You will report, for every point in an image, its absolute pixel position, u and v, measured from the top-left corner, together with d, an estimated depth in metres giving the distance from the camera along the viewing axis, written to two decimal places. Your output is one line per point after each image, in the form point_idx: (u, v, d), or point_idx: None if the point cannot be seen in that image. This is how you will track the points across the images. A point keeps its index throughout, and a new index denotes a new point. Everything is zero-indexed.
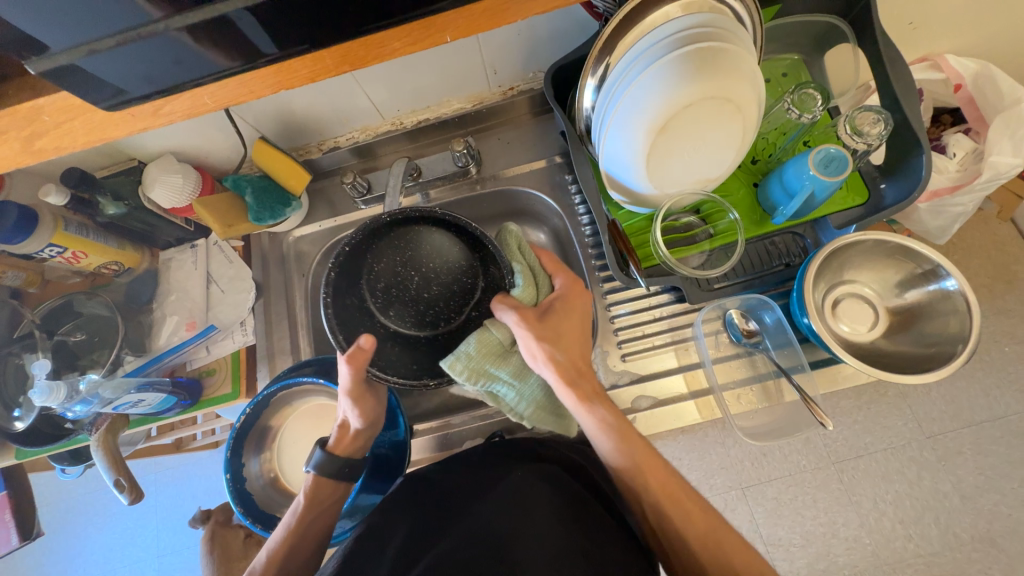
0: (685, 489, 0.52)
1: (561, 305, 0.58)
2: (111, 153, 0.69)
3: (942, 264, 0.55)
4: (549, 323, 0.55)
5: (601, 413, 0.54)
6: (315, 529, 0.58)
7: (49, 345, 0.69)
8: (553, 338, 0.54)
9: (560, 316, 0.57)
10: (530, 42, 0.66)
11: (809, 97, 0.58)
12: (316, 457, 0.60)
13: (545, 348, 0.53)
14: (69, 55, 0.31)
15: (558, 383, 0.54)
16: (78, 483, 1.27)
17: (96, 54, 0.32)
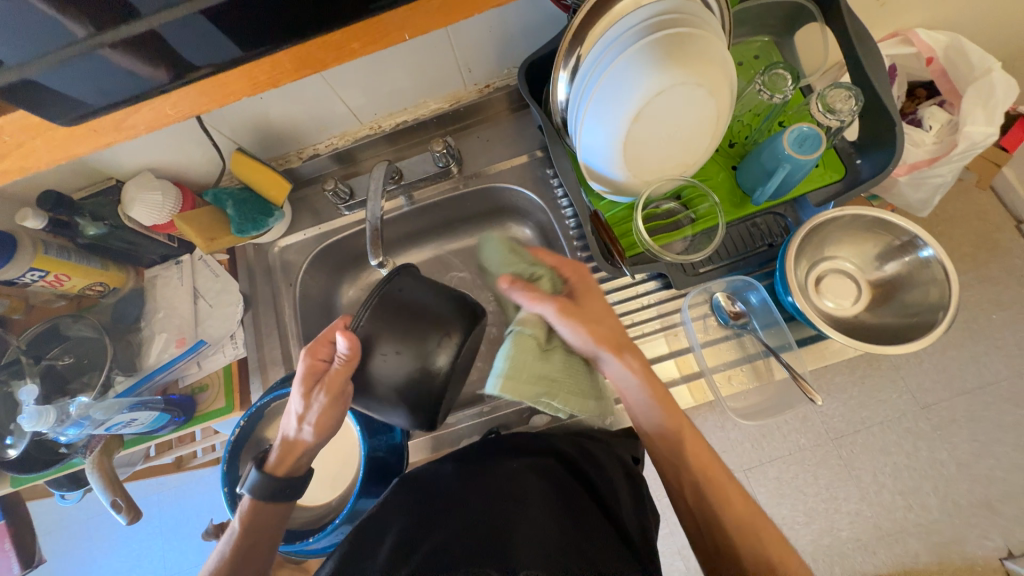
0: (716, 463, 0.54)
1: (591, 288, 0.57)
2: (88, 173, 0.68)
3: (919, 235, 0.56)
4: (592, 308, 0.55)
5: (651, 386, 0.54)
6: (252, 551, 0.55)
7: (37, 370, 0.68)
8: (599, 320, 0.54)
9: (595, 300, 0.56)
10: (502, 38, 0.66)
11: (779, 78, 0.58)
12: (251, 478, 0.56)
13: (593, 331, 0.52)
14: (24, 69, 0.31)
15: (619, 363, 0.54)
16: (78, 509, 1.26)
17: (56, 68, 0.32)
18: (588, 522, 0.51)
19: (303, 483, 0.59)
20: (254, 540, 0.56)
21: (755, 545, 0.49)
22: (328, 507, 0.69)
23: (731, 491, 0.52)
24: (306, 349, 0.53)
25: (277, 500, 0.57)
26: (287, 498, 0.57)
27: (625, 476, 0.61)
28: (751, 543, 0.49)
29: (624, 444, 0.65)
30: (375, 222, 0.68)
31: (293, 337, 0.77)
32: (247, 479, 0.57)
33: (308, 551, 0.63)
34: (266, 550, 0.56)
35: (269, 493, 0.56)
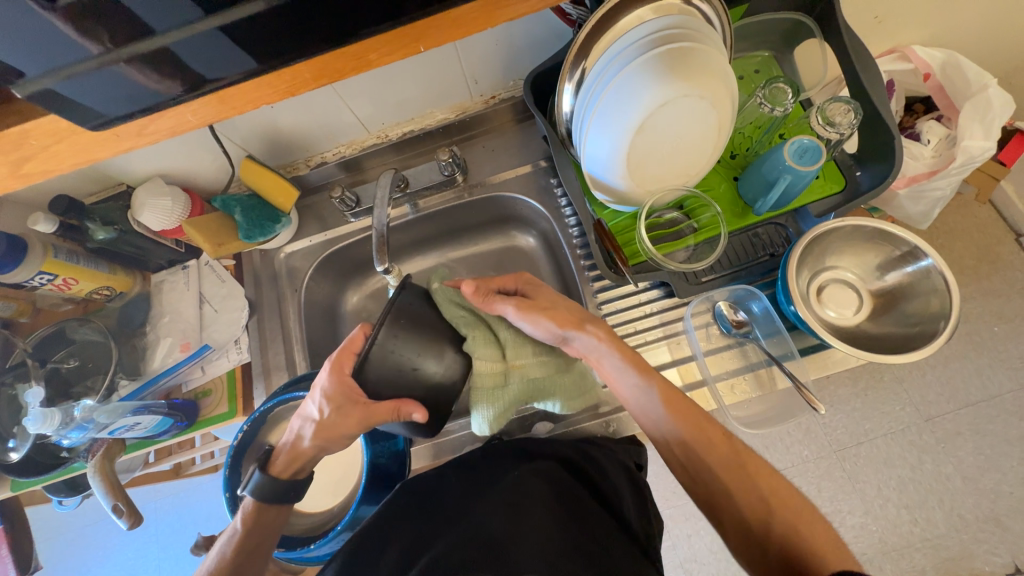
0: (696, 407, 0.54)
1: (541, 286, 0.60)
2: (100, 178, 0.70)
3: (919, 245, 0.57)
4: (547, 297, 0.58)
5: (623, 349, 0.55)
6: (252, 554, 0.55)
7: (42, 373, 0.69)
8: (557, 303, 0.57)
9: (547, 292, 0.59)
10: (508, 51, 0.67)
11: (780, 91, 0.60)
12: (254, 479, 0.56)
13: (548, 315, 0.55)
14: (42, 82, 0.32)
15: (589, 336, 0.55)
16: (75, 516, 1.25)
17: (70, 79, 0.33)
18: (594, 525, 0.51)
19: (305, 485, 0.59)
20: (254, 542, 0.55)
21: (751, 484, 0.48)
22: (329, 513, 0.69)
23: (717, 432, 0.52)
24: (330, 362, 0.53)
25: (279, 503, 0.57)
26: (288, 500, 0.57)
27: (630, 483, 0.61)
28: (749, 483, 0.48)
29: (626, 450, 0.64)
30: (382, 229, 0.68)
31: (297, 342, 0.77)
32: (248, 479, 0.56)
33: (308, 558, 0.63)
34: (266, 553, 0.56)
35: (272, 495, 0.56)
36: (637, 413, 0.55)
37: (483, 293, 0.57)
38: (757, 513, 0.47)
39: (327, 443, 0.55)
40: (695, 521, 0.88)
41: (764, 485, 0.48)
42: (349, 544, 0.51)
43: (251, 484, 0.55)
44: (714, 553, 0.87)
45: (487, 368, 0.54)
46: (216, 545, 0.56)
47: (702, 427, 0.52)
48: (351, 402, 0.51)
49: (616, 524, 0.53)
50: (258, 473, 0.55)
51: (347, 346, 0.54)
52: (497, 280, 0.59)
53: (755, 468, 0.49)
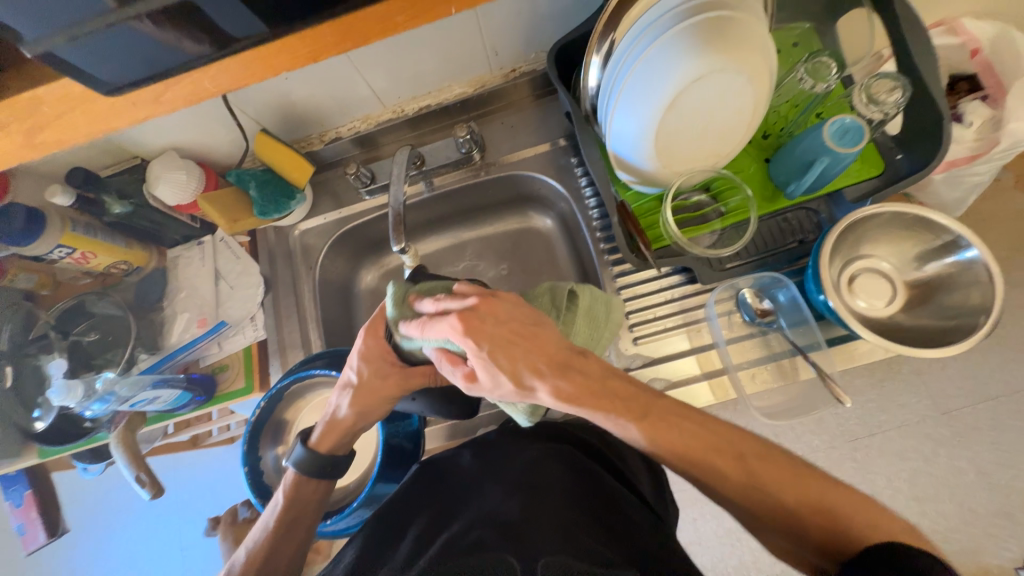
0: (689, 427, 0.46)
1: (495, 331, 0.46)
2: (114, 151, 0.69)
3: (962, 234, 0.54)
4: (489, 373, 0.46)
5: (586, 406, 0.45)
6: (295, 526, 0.57)
7: (65, 345, 0.70)
8: (500, 383, 0.46)
9: (492, 355, 0.45)
10: (531, 20, 0.64)
11: (823, 65, 0.56)
12: (297, 453, 0.58)
13: (508, 393, 0.47)
14: (48, 44, 0.30)
15: (547, 400, 0.46)
16: (99, 481, 1.30)
17: (80, 42, 0.31)
18: (621, 510, 0.50)
19: (345, 463, 0.60)
20: (297, 514, 0.57)
21: (776, 498, 0.42)
22: (345, 489, 0.70)
23: (718, 454, 0.44)
24: (365, 326, 0.57)
25: (317, 478, 0.58)
26: (329, 477, 0.59)
27: (645, 465, 0.61)
28: (773, 498, 0.43)
29: None
30: (398, 207, 0.67)
31: (311, 321, 0.77)
32: (291, 453, 0.58)
33: (326, 532, 0.64)
34: (307, 526, 0.58)
35: (312, 471, 0.58)
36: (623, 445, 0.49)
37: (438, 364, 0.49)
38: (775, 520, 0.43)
39: (364, 411, 0.57)
40: (702, 506, 0.88)
41: (790, 494, 0.42)
42: (366, 528, 0.52)
43: (293, 457, 0.57)
44: (720, 537, 0.87)
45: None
46: (260, 518, 0.58)
47: (698, 451, 0.45)
48: (391, 362, 0.56)
49: (634, 497, 0.53)
50: (301, 448, 0.58)
51: (381, 312, 0.58)
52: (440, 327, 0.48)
53: (778, 475, 0.43)
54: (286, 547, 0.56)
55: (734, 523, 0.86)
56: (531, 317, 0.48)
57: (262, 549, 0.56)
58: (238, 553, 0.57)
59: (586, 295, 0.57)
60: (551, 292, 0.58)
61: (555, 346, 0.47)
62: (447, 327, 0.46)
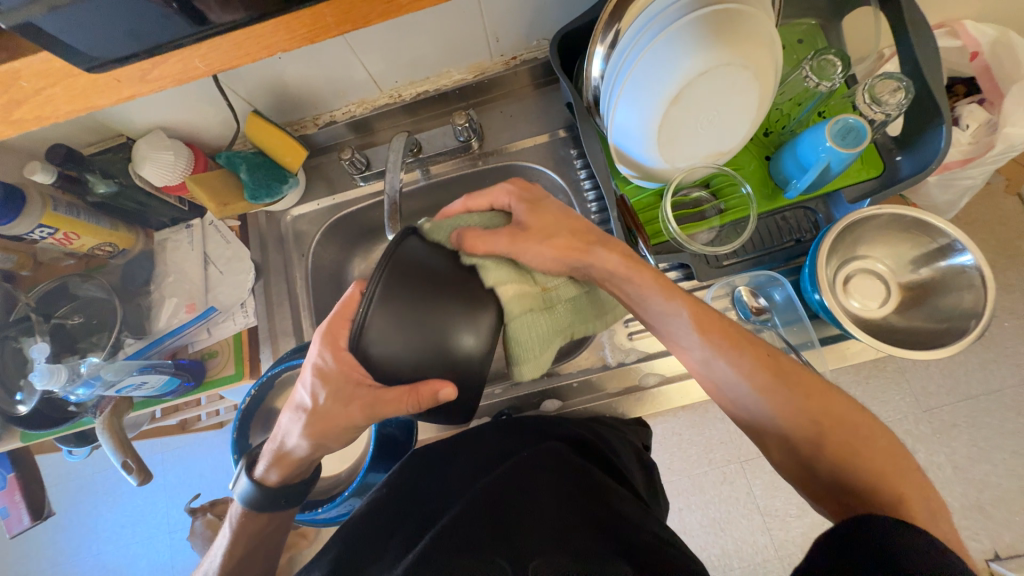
0: (733, 327, 0.50)
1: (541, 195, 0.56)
2: (98, 128, 0.66)
3: (958, 238, 0.54)
4: (539, 220, 0.52)
5: (628, 268, 0.52)
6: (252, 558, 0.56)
7: (47, 328, 0.68)
8: (551, 232, 0.52)
9: (537, 212, 0.53)
10: (534, 6, 0.62)
11: (828, 64, 0.55)
12: (246, 487, 0.55)
13: (553, 242, 0.51)
14: (24, 13, 0.28)
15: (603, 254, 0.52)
16: (85, 463, 1.28)
17: (60, 10, 0.29)
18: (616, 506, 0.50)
19: (305, 487, 0.58)
20: (247, 549, 0.56)
21: (799, 422, 0.44)
22: (336, 478, 0.70)
23: (754, 347, 0.48)
24: (322, 337, 0.47)
25: (272, 509, 0.56)
26: (284, 508, 0.57)
27: (637, 460, 0.62)
28: (802, 413, 0.44)
29: (634, 431, 0.67)
30: (394, 195, 0.66)
31: (303, 308, 0.75)
32: (239, 487, 0.56)
33: (317, 520, 0.64)
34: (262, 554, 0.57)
35: (266, 503, 0.56)
36: (661, 333, 0.53)
37: (464, 236, 0.48)
38: (824, 456, 0.43)
39: (322, 439, 0.51)
40: (688, 496, 0.90)
41: (827, 420, 0.44)
42: (341, 532, 0.50)
43: (239, 491, 0.55)
44: (704, 527, 0.89)
45: (515, 297, 0.47)
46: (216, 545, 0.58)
47: (737, 344, 0.48)
48: (353, 385, 0.45)
49: (632, 497, 0.53)
50: (249, 484, 0.55)
51: (340, 314, 0.48)
52: (487, 198, 0.55)
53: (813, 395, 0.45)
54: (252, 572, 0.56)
55: (717, 513, 0.88)
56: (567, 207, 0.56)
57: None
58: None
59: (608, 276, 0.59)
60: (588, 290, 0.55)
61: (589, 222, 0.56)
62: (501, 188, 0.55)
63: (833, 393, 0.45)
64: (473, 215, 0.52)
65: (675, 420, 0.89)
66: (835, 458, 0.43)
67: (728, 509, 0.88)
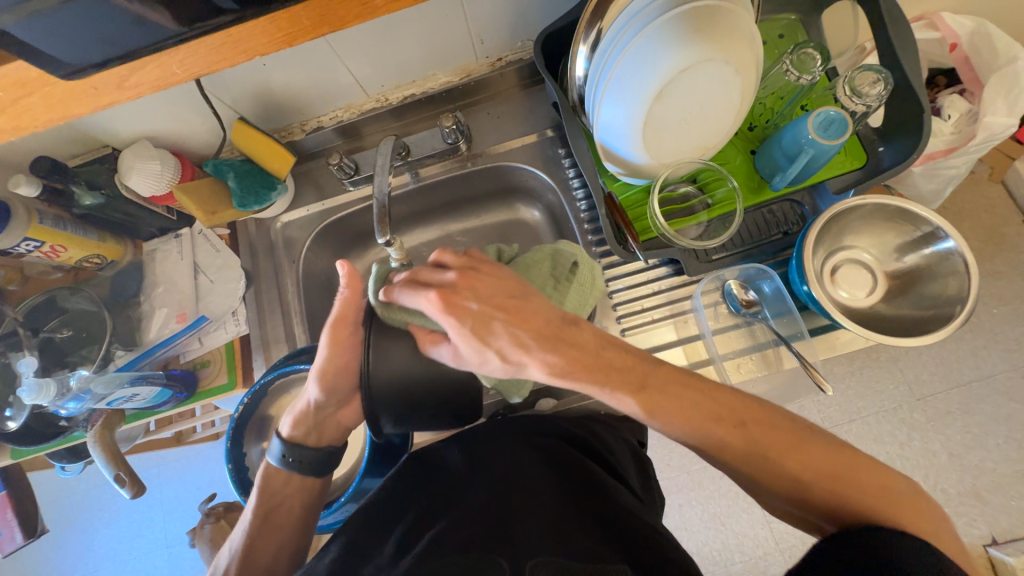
0: (689, 397, 0.46)
1: (485, 291, 0.46)
2: (83, 140, 0.66)
3: (941, 226, 0.55)
4: (473, 348, 0.44)
5: (572, 385, 0.45)
6: (262, 542, 0.57)
7: (36, 342, 0.68)
8: (486, 359, 0.45)
9: (472, 328, 0.44)
10: (517, 8, 0.63)
11: (808, 57, 0.56)
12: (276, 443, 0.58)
13: (496, 366, 0.45)
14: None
15: (537, 373, 0.45)
16: (80, 479, 1.27)
17: (35, 17, 0.28)
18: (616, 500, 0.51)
19: (328, 455, 0.58)
20: (280, 521, 0.57)
21: (784, 468, 0.43)
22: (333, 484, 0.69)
23: (717, 422, 0.45)
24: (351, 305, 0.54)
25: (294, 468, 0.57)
26: (304, 472, 0.57)
27: (635, 461, 0.62)
28: (775, 468, 0.43)
29: (630, 428, 0.67)
30: (383, 198, 0.66)
31: (296, 314, 0.75)
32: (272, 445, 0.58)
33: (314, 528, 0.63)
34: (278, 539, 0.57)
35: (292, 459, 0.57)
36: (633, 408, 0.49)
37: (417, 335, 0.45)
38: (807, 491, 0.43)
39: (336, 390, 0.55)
40: (687, 492, 0.90)
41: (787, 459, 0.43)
42: (353, 521, 0.50)
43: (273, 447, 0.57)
44: (704, 522, 0.89)
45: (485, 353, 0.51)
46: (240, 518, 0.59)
47: (696, 418, 0.45)
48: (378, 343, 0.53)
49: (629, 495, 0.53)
50: (286, 448, 0.57)
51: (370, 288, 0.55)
52: (415, 301, 0.45)
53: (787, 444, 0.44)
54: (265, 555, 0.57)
55: (718, 508, 0.88)
56: (523, 293, 0.47)
57: (254, 559, 0.56)
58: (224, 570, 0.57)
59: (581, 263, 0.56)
60: (553, 257, 0.55)
61: (549, 311, 0.47)
62: (422, 298, 0.45)
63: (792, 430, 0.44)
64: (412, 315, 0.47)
65: None
66: (825, 495, 0.42)
67: (727, 503, 0.88)
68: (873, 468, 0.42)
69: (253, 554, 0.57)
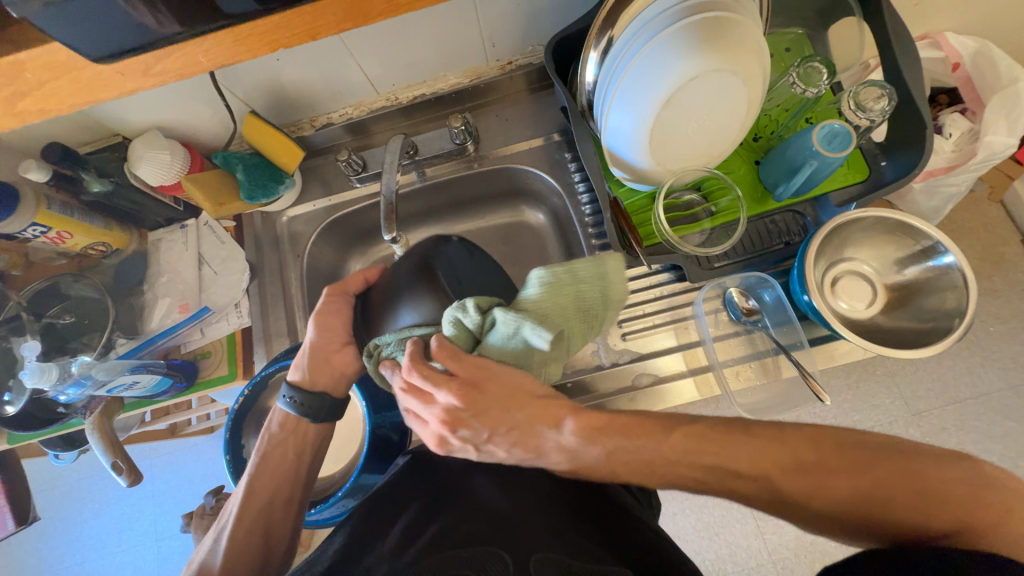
0: (703, 460, 0.43)
1: (476, 422, 0.45)
2: (94, 127, 0.66)
3: (940, 241, 0.56)
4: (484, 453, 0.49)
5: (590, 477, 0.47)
6: (267, 479, 0.57)
7: (38, 327, 0.68)
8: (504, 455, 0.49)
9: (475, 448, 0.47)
10: (530, 12, 0.64)
11: (814, 71, 0.57)
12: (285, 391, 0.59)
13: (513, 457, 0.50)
14: (26, 6, 0.28)
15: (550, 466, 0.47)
16: (71, 470, 1.26)
17: (57, 6, 0.28)
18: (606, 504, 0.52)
19: (325, 407, 0.59)
20: (275, 465, 0.58)
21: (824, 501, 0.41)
22: (329, 479, 0.69)
23: (738, 478, 0.43)
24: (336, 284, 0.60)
25: (304, 411, 0.58)
26: (307, 413, 0.58)
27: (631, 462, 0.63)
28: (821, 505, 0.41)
29: None
30: (390, 196, 0.66)
31: (298, 308, 0.75)
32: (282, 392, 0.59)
33: (309, 522, 0.63)
34: (284, 481, 0.58)
35: (303, 401, 0.58)
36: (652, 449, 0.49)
37: None
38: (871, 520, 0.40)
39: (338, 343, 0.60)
40: (682, 501, 0.90)
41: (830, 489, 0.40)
42: (358, 514, 0.50)
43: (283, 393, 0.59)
44: (697, 531, 0.89)
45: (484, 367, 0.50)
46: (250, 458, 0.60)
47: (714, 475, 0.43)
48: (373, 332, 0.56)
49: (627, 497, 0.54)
50: (291, 390, 0.58)
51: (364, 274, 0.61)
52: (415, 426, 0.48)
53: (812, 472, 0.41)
54: (266, 495, 0.57)
55: (711, 517, 0.88)
56: (517, 406, 0.46)
57: (252, 504, 0.56)
58: (222, 531, 0.56)
59: (568, 292, 0.45)
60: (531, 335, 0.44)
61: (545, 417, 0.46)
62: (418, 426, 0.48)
63: (829, 458, 0.41)
64: None
65: None
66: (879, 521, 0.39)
67: (721, 513, 0.88)
68: (915, 474, 0.39)
69: (254, 503, 0.56)
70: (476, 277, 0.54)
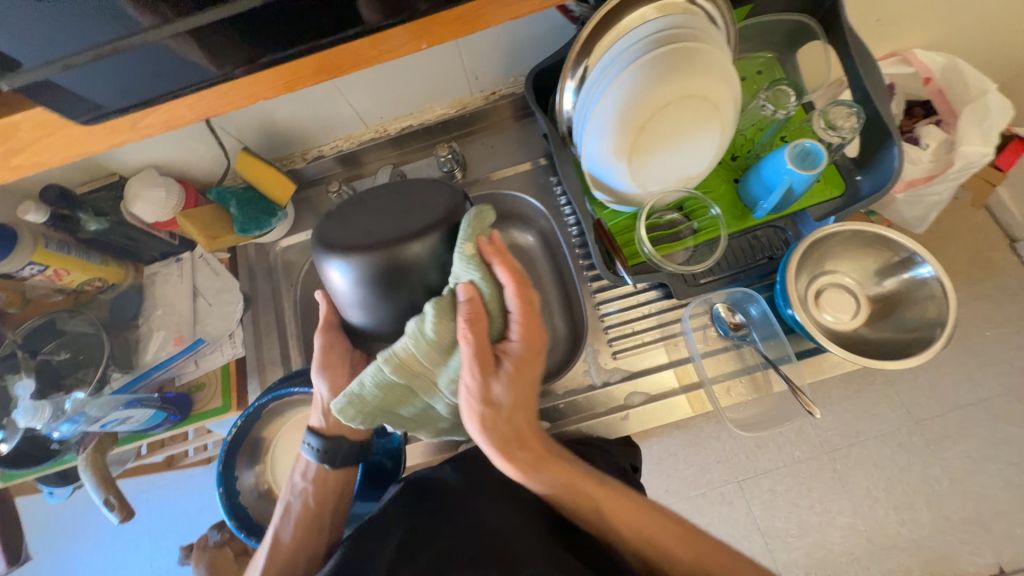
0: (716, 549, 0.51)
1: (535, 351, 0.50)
2: (91, 168, 0.68)
3: (917, 251, 0.57)
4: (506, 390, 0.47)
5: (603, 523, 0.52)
6: (297, 529, 0.58)
7: (33, 365, 0.68)
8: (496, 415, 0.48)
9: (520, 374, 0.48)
10: (510, 46, 0.67)
11: (782, 94, 0.60)
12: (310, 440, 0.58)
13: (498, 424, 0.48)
14: (44, 70, 0.32)
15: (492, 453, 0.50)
16: (65, 508, 1.24)
17: (68, 71, 0.33)
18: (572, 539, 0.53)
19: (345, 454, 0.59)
20: (305, 517, 0.59)
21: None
22: None
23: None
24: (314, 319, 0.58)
25: (334, 463, 0.59)
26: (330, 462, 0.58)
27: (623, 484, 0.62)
28: None
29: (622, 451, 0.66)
30: None
31: (292, 337, 0.76)
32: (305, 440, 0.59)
33: None
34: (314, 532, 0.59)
35: (329, 451, 0.58)
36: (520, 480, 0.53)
37: (475, 330, 0.44)
38: None
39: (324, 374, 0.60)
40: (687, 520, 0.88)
41: None
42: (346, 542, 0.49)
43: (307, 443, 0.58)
44: None
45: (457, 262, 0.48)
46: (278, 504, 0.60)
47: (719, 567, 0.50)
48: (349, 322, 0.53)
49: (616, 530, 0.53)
50: (313, 438, 0.58)
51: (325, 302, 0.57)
52: (520, 300, 0.46)
53: None
54: (296, 547, 0.57)
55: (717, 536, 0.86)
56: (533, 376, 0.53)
57: (279, 555, 0.56)
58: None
59: None
60: None
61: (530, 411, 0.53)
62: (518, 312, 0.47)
63: None
64: (489, 298, 0.45)
65: (670, 440, 0.88)
66: None
67: (728, 531, 0.86)
68: None
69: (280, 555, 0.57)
70: (374, 211, 0.49)
